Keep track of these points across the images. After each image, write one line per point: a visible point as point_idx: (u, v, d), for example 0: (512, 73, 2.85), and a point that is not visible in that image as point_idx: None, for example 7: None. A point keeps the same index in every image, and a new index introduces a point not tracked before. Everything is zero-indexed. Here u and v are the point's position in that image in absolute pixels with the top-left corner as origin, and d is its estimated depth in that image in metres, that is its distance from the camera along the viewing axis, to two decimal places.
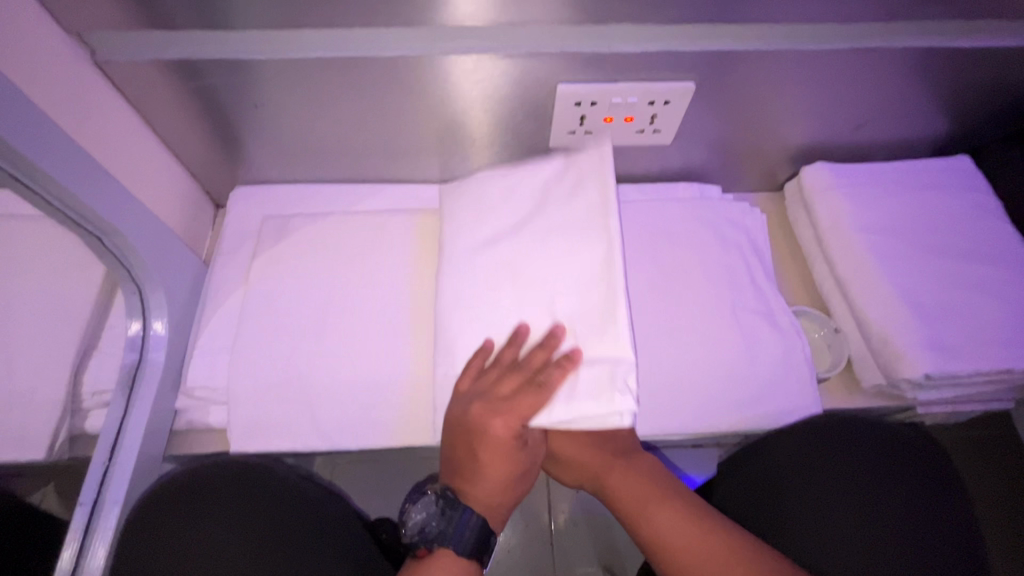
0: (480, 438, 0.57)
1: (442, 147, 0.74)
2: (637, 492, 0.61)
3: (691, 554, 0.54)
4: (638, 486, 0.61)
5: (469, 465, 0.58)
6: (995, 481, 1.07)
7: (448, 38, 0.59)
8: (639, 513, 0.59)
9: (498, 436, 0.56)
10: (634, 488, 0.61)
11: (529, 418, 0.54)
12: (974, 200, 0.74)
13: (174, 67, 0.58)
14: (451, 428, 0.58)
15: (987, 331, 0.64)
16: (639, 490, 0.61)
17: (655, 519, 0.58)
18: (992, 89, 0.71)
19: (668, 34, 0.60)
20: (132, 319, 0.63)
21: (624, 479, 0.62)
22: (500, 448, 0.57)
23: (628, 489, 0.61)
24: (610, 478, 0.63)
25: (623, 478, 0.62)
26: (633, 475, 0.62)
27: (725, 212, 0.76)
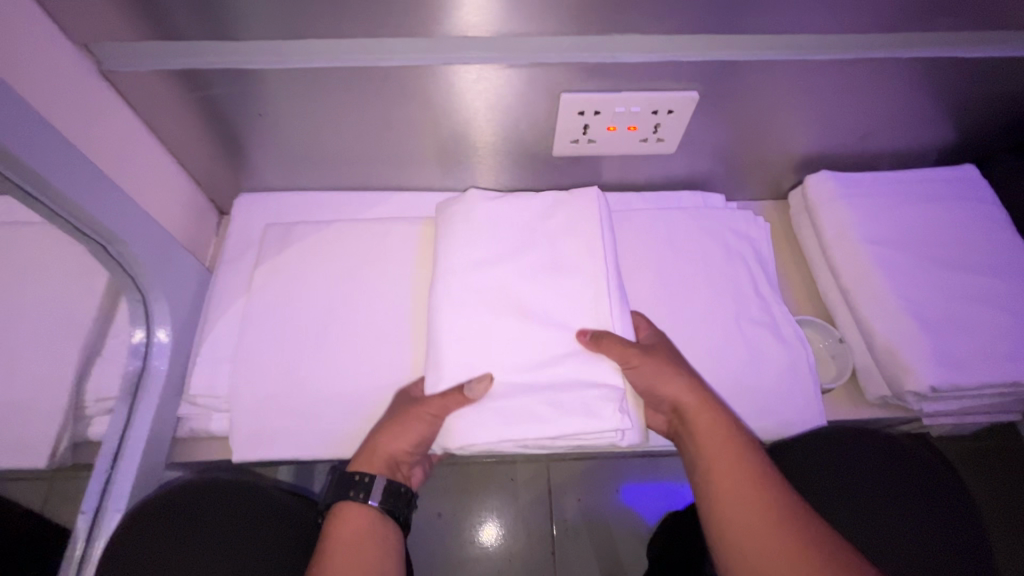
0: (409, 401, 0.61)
1: (444, 155, 0.74)
2: (723, 456, 0.54)
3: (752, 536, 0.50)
4: (724, 452, 0.55)
5: (377, 433, 0.61)
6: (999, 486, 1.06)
7: (452, 48, 0.59)
8: (716, 479, 0.54)
9: (408, 411, 0.59)
10: (725, 455, 0.54)
11: (437, 403, 0.57)
12: (981, 211, 0.73)
13: (178, 76, 0.59)
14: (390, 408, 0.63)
15: (995, 344, 0.64)
16: (728, 462, 0.54)
17: (730, 492, 0.52)
18: (997, 99, 0.71)
19: (671, 45, 0.60)
20: (136, 327, 0.63)
21: (710, 435, 0.56)
22: (413, 404, 0.60)
23: (709, 447, 0.55)
24: (702, 434, 0.56)
25: (711, 441, 0.56)
26: (720, 435, 0.56)
27: (730, 222, 0.75)
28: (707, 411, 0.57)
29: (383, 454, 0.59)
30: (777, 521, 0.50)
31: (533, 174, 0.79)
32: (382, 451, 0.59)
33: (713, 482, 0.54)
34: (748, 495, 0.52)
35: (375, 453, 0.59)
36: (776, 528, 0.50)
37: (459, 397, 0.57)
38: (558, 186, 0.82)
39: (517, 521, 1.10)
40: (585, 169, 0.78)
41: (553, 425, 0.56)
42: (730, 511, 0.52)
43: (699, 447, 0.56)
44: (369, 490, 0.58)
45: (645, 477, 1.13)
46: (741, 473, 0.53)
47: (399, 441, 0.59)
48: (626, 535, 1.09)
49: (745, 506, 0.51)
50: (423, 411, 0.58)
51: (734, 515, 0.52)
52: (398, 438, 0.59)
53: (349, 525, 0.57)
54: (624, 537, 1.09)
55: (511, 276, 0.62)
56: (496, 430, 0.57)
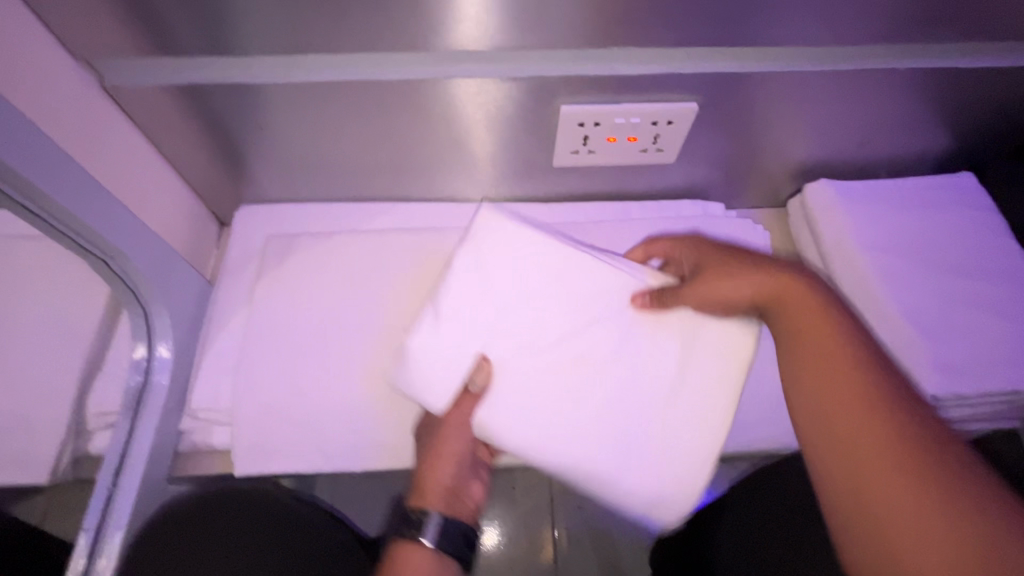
0: (428, 421, 0.62)
1: (444, 166, 0.74)
2: (827, 365, 0.47)
3: (866, 458, 0.42)
4: (831, 360, 0.47)
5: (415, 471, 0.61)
6: None
7: (451, 62, 0.60)
8: (814, 389, 0.47)
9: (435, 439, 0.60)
10: (828, 364, 0.47)
11: (458, 416, 0.60)
12: (981, 218, 0.73)
13: (181, 91, 0.59)
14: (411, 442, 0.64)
15: (996, 351, 0.64)
16: (835, 370, 0.46)
17: (837, 403, 0.45)
18: (992, 107, 0.71)
19: (670, 57, 0.61)
20: (137, 343, 0.62)
21: (809, 339, 0.49)
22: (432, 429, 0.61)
23: (811, 351, 0.48)
24: (797, 338, 0.49)
25: (812, 346, 0.48)
26: (821, 341, 0.48)
27: (729, 230, 0.76)
28: (801, 311, 0.50)
29: (436, 485, 0.60)
30: (892, 432, 0.42)
31: (534, 183, 0.79)
32: (434, 482, 0.60)
33: (811, 394, 0.47)
34: (856, 409, 0.44)
35: (429, 489, 0.60)
36: (896, 445, 0.41)
37: (472, 398, 0.59)
38: (558, 195, 0.82)
39: (520, 530, 1.09)
40: (585, 179, 0.78)
41: (702, 430, 0.59)
42: (832, 425, 0.44)
43: (798, 358, 0.49)
44: (421, 525, 0.58)
45: None
46: (849, 382, 0.45)
47: (443, 468, 0.60)
48: (627, 542, 1.09)
49: (856, 418, 0.44)
50: (448, 430, 0.60)
51: (840, 428, 0.44)
52: (442, 468, 0.60)
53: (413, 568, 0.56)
54: (625, 545, 1.09)
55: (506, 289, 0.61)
56: (677, 468, 0.59)
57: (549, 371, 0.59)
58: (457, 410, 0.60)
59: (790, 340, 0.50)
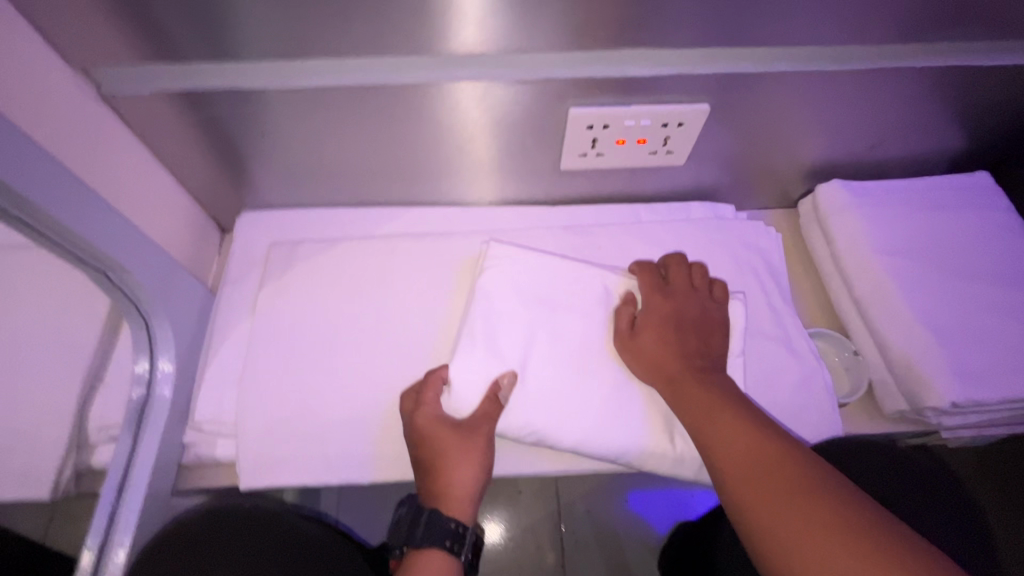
0: (444, 427, 0.58)
1: (449, 171, 0.73)
2: (731, 442, 0.51)
3: (792, 535, 0.44)
4: (734, 437, 0.52)
5: (440, 482, 0.58)
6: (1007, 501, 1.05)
7: (457, 65, 0.58)
8: (730, 465, 0.50)
9: (464, 449, 0.58)
10: (736, 436, 0.51)
11: (490, 426, 0.59)
12: (997, 219, 0.72)
13: (180, 97, 0.58)
14: (422, 450, 0.59)
15: (1016, 357, 0.62)
16: (742, 443, 0.51)
17: (754, 475, 0.49)
18: (1010, 105, 0.69)
19: (681, 58, 0.59)
20: (138, 358, 0.61)
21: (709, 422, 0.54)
22: (460, 438, 0.58)
23: (715, 433, 0.53)
24: (706, 417, 0.54)
25: (718, 421, 0.53)
26: (724, 416, 0.53)
27: (740, 232, 0.74)
28: (699, 383, 0.57)
29: (461, 491, 0.58)
30: (808, 495, 0.46)
31: (540, 187, 0.77)
32: (461, 489, 0.58)
33: (729, 470, 0.50)
34: (772, 477, 0.48)
35: (458, 499, 0.58)
36: (816, 515, 0.45)
37: (498, 405, 0.59)
38: (565, 198, 0.80)
39: (526, 534, 1.08)
40: (592, 181, 0.76)
41: None
42: (766, 502, 0.47)
43: (699, 416, 0.54)
44: (462, 541, 0.58)
45: (652, 486, 1.11)
46: (758, 451, 0.50)
47: (472, 476, 0.58)
48: (636, 547, 1.08)
49: (773, 486, 0.47)
50: (479, 438, 0.58)
51: (763, 501, 0.47)
52: (473, 475, 0.58)
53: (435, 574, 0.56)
54: (635, 552, 1.07)
55: (520, 289, 0.65)
56: None
57: (566, 361, 0.63)
58: (487, 419, 0.59)
59: (702, 423, 0.54)
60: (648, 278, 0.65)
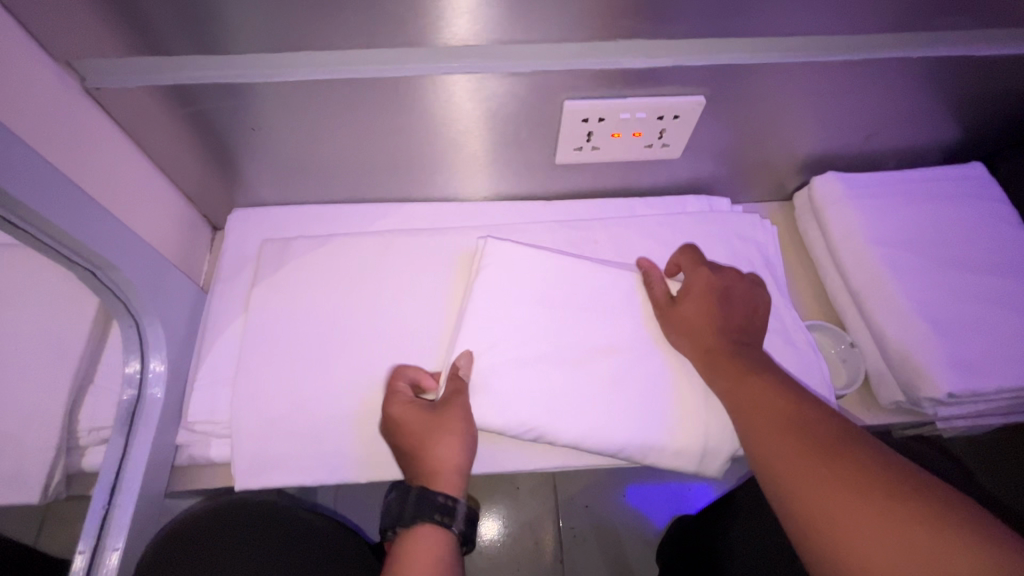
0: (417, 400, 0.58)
1: (443, 165, 0.72)
2: (775, 413, 0.51)
3: (835, 507, 0.44)
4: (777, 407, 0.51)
5: (424, 461, 0.55)
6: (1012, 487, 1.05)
7: (451, 58, 0.57)
8: (756, 428, 0.51)
9: (443, 422, 0.56)
10: (768, 401, 0.52)
11: (462, 399, 0.58)
12: (992, 209, 0.72)
13: (168, 92, 0.57)
14: (398, 436, 0.57)
15: (1011, 347, 0.63)
16: (778, 413, 0.51)
17: (780, 438, 0.49)
18: (1003, 96, 0.69)
19: (675, 49, 0.59)
20: (130, 358, 0.60)
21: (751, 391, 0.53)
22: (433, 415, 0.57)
23: (759, 402, 0.52)
24: (740, 383, 0.54)
25: (752, 387, 0.53)
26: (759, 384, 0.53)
27: (736, 225, 0.74)
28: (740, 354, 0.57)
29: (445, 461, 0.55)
30: (840, 461, 0.46)
31: (535, 181, 0.77)
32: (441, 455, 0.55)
33: (757, 432, 0.51)
34: (798, 439, 0.48)
35: (449, 473, 0.55)
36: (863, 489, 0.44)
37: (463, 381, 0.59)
38: (560, 193, 0.80)
39: (524, 530, 1.08)
40: (587, 175, 0.76)
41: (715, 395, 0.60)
42: (806, 475, 0.46)
43: (741, 387, 0.54)
44: (454, 515, 0.54)
45: (650, 480, 1.11)
46: (787, 416, 0.50)
47: (457, 451, 0.56)
48: (635, 541, 1.08)
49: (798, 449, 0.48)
50: (454, 411, 0.57)
51: (797, 466, 0.47)
52: (458, 449, 0.56)
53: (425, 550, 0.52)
54: (634, 545, 1.07)
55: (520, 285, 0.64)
56: (698, 430, 0.60)
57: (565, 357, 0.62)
58: (458, 395, 0.58)
59: (743, 395, 0.53)
60: (691, 257, 0.66)
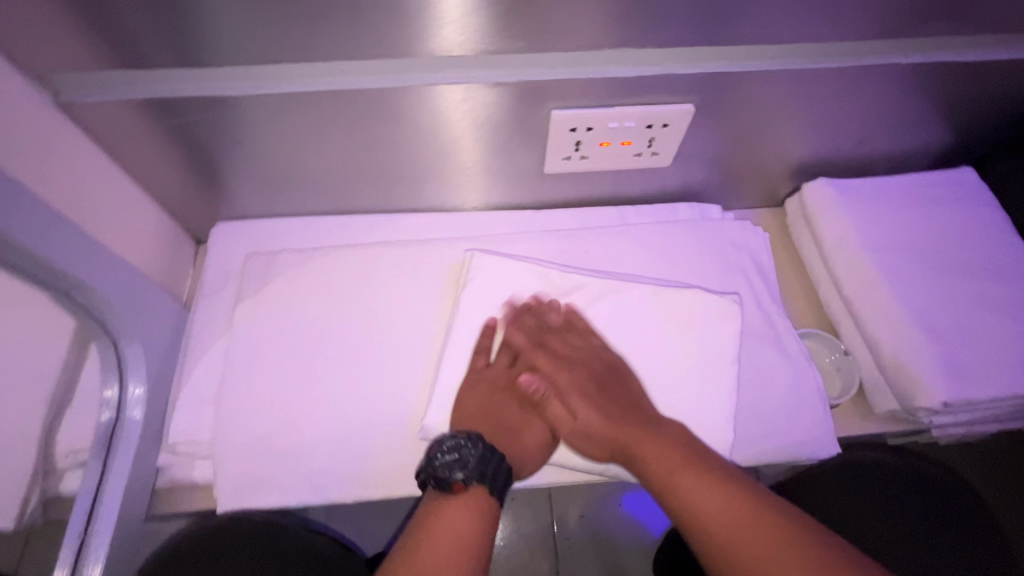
0: (489, 395, 0.61)
1: (430, 176, 0.71)
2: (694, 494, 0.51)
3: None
4: (695, 486, 0.52)
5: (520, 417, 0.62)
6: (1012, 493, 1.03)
7: (436, 68, 0.56)
8: (692, 524, 0.50)
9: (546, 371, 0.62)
10: (703, 494, 0.51)
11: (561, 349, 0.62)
12: (983, 215, 0.71)
13: (146, 105, 0.55)
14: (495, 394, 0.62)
15: (1006, 354, 0.62)
16: (696, 492, 0.51)
17: (726, 532, 0.48)
18: (993, 100, 0.69)
19: (663, 58, 0.58)
20: (108, 382, 0.58)
21: (666, 473, 0.53)
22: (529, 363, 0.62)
23: (676, 486, 0.52)
24: (669, 478, 0.53)
25: (677, 478, 0.53)
26: (690, 475, 0.52)
27: (728, 233, 0.73)
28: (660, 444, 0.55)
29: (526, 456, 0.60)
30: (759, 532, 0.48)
31: (526, 190, 0.76)
32: (525, 449, 0.61)
33: (695, 529, 0.50)
34: (734, 522, 0.49)
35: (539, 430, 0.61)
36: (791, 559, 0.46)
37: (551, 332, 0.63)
38: (550, 202, 0.79)
39: (519, 541, 1.07)
40: (577, 184, 0.75)
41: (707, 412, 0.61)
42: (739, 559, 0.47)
43: (653, 470, 0.54)
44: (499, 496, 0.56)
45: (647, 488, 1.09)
46: (725, 508, 0.50)
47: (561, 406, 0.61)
48: (631, 550, 1.07)
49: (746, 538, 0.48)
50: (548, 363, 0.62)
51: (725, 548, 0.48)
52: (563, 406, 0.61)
53: (454, 522, 0.53)
54: (630, 554, 1.06)
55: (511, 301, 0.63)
56: None
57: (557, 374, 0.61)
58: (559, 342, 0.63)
59: (661, 482, 0.53)
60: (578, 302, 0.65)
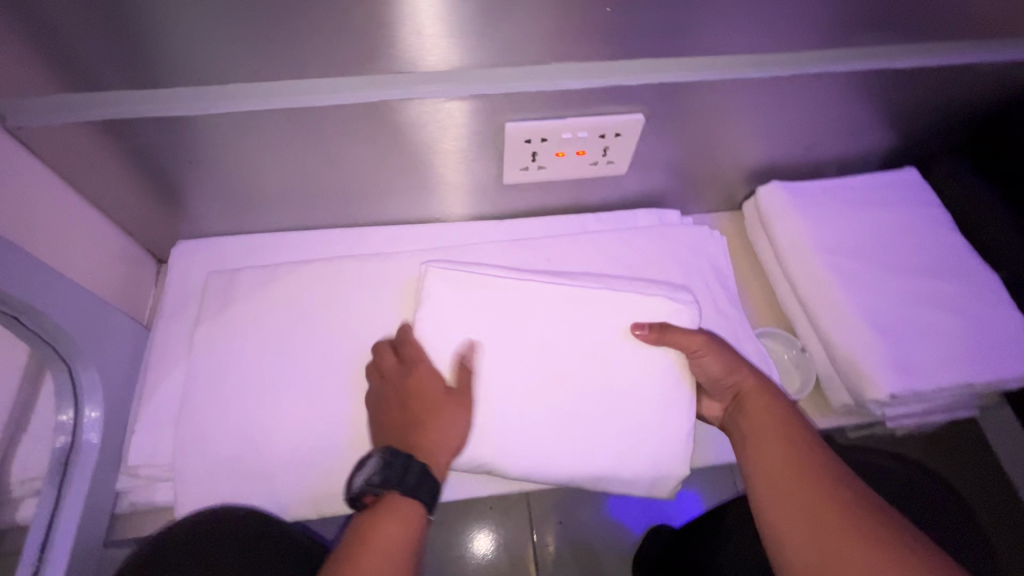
0: (385, 416, 0.60)
1: (391, 189, 0.71)
2: (777, 449, 0.54)
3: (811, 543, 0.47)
4: (783, 442, 0.54)
5: (418, 416, 0.58)
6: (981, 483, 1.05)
7: (389, 85, 0.57)
8: (768, 469, 0.53)
9: (416, 380, 0.60)
10: (783, 449, 0.54)
11: (415, 358, 0.61)
12: (926, 214, 0.75)
13: (98, 127, 0.55)
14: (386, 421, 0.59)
15: (949, 347, 0.64)
16: (780, 446, 0.54)
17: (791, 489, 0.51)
18: (929, 105, 0.72)
19: (612, 70, 0.60)
20: (62, 409, 0.57)
21: (760, 424, 0.56)
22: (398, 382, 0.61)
23: (765, 437, 0.55)
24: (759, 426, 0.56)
25: (771, 429, 0.56)
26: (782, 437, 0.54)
27: (686, 238, 0.75)
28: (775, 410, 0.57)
29: (442, 448, 0.58)
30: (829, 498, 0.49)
31: (488, 200, 0.76)
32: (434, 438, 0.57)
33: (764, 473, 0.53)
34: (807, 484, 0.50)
35: (434, 411, 0.58)
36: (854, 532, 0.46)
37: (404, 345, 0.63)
38: (513, 212, 0.80)
39: (499, 550, 1.07)
40: (537, 194, 0.76)
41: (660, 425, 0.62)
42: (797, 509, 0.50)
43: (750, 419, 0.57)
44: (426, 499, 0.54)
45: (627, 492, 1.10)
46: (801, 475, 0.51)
47: (435, 389, 0.60)
48: (610, 554, 1.07)
49: (803, 497, 0.50)
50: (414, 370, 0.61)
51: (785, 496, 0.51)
52: (437, 393, 0.59)
53: (386, 530, 0.51)
54: (608, 556, 1.07)
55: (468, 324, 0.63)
56: (649, 465, 0.62)
57: (518, 394, 0.62)
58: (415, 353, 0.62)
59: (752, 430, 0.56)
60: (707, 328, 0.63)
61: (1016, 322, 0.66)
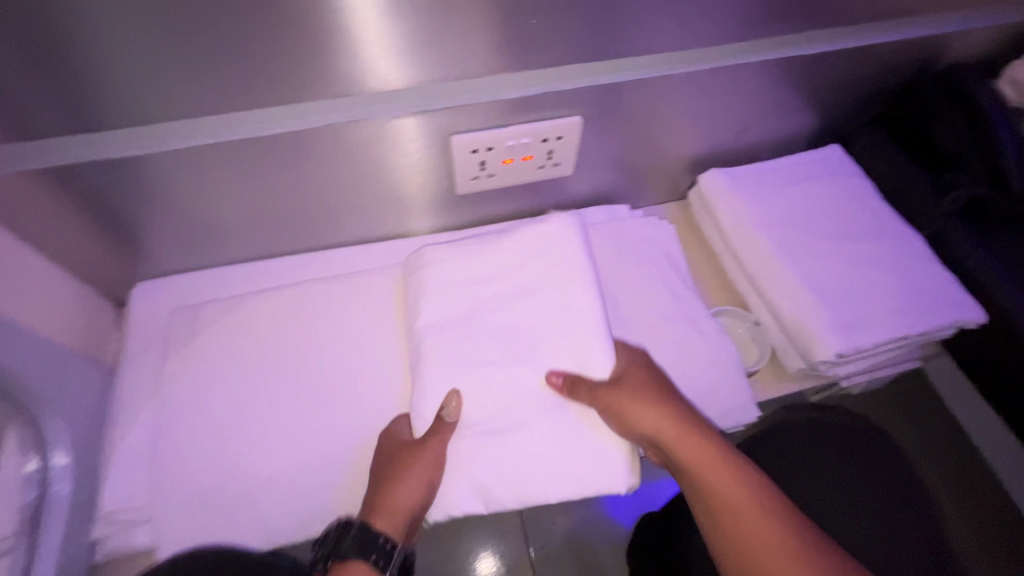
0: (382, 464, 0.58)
1: (347, 209, 0.72)
2: (711, 489, 0.52)
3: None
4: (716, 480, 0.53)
5: (380, 490, 0.57)
6: (936, 430, 1.13)
7: (332, 108, 0.59)
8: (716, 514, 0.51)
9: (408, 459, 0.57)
10: (718, 490, 0.52)
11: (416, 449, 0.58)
12: (851, 184, 0.80)
13: (44, 175, 0.55)
14: (383, 464, 0.59)
15: (882, 303, 0.70)
16: (716, 488, 0.52)
17: (737, 531, 0.50)
18: (841, 85, 0.78)
19: (546, 78, 0.63)
20: (28, 456, 0.55)
21: (694, 467, 0.54)
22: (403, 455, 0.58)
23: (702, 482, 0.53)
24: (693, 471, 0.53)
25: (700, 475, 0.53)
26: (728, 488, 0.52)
27: (639, 229, 0.79)
28: (706, 454, 0.54)
29: (396, 514, 0.56)
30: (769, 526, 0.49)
31: (445, 211, 0.78)
32: (385, 517, 0.56)
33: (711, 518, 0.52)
34: (750, 522, 0.50)
35: (392, 512, 0.56)
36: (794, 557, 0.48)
37: (445, 426, 0.58)
38: (471, 221, 0.82)
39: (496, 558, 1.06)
40: (492, 200, 0.79)
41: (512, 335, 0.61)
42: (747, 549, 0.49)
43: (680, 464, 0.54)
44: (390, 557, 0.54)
45: None
46: (742, 513, 0.51)
47: (410, 494, 0.56)
48: (605, 547, 1.08)
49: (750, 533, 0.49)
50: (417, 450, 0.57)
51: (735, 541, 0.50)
52: (408, 488, 0.56)
53: None
54: (603, 550, 1.08)
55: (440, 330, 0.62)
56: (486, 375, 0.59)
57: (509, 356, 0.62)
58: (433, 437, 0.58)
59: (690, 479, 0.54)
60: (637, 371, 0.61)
61: (939, 274, 0.72)
